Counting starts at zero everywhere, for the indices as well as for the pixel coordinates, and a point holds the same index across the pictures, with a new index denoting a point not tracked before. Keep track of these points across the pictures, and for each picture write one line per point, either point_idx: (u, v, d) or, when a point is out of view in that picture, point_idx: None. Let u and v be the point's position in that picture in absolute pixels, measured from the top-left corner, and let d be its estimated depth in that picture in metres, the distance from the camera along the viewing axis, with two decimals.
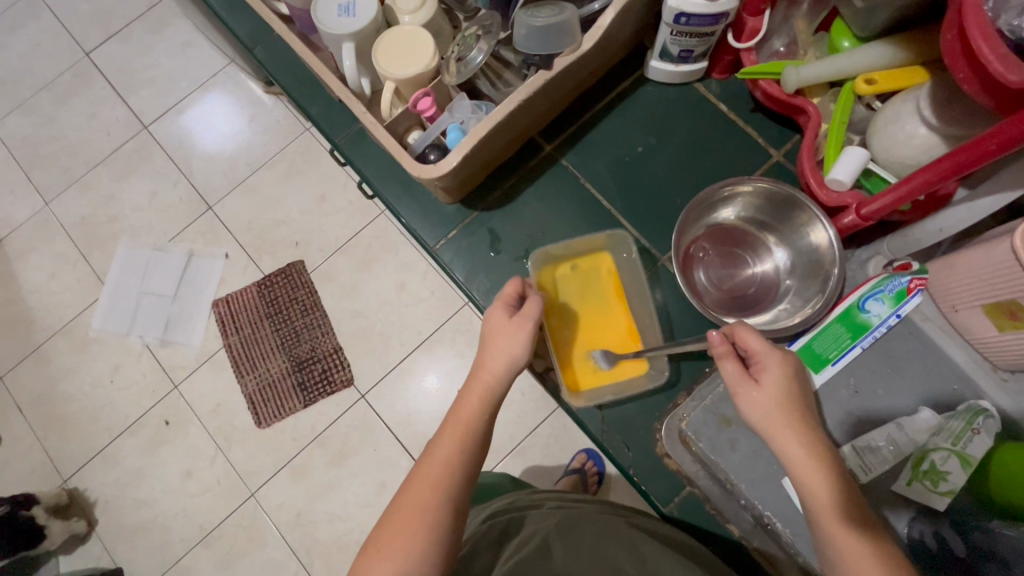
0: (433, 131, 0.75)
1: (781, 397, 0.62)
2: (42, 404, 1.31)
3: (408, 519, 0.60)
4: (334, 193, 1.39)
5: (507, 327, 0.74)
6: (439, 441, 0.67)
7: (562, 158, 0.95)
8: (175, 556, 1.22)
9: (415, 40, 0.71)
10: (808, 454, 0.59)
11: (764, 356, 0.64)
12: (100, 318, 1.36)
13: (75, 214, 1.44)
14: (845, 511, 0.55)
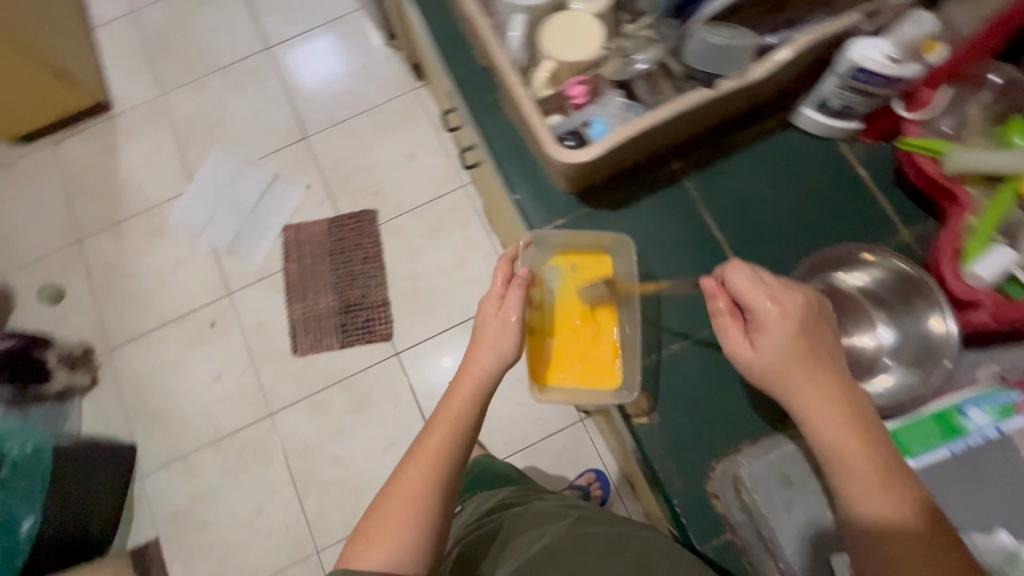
0: (576, 119, 0.72)
1: (784, 352, 0.60)
2: (108, 275, 1.40)
3: (393, 513, 0.64)
4: (423, 156, 1.43)
5: (501, 320, 0.75)
6: (424, 435, 0.70)
7: (684, 181, 0.84)
8: (184, 450, 1.26)
9: (588, 28, 0.72)
10: (824, 421, 0.58)
11: (755, 315, 0.62)
12: (180, 212, 1.43)
13: (183, 111, 1.52)
14: (857, 482, 0.56)
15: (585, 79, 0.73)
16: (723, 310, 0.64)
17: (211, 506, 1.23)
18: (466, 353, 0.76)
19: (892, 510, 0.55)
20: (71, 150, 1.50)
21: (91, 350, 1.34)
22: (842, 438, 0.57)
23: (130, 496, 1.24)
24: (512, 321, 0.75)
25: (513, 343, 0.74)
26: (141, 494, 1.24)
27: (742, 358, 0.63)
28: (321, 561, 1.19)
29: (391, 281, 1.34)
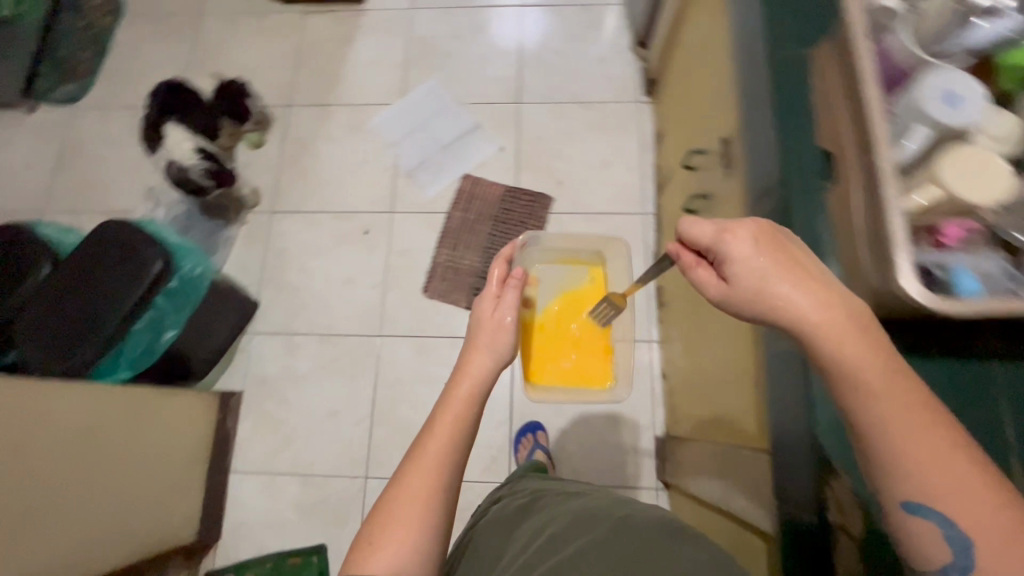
0: (935, 257, 0.46)
1: (756, 274, 0.51)
2: (299, 146, 1.49)
3: (388, 528, 0.60)
4: (618, 167, 1.41)
5: (496, 319, 0.76)
6: (420, 444, 0.66)
7: (999, 365, 0.51)
8: (294, 328, 1.34)
9: (996, 160, 0.47)
10: (821, 332, 0.48)
11: (723, 247, 0.54)
12: (381, 119, 1.50)
13: (422, 31, 1.58)
14: (873, 401, 0.45)
15: (968, 220, 0.47)
16: (693, 265, 0.58)
17: (297, 389, 1.29)
18: (460, 360, 0.73)
19: (913, 422, 0.44)
20: (313, 26, 1.60)
21: (258, 206, 1.44)
22: (849, 353, 0.47)
23: (236, 346, 1.33)
24: (506, 321, 0.75)
25: (511, 342, 0.74)
26: (245, 348, 1.33)
27: (724, 295, 0.54)
28: (366, 486, 1.22)
29: None
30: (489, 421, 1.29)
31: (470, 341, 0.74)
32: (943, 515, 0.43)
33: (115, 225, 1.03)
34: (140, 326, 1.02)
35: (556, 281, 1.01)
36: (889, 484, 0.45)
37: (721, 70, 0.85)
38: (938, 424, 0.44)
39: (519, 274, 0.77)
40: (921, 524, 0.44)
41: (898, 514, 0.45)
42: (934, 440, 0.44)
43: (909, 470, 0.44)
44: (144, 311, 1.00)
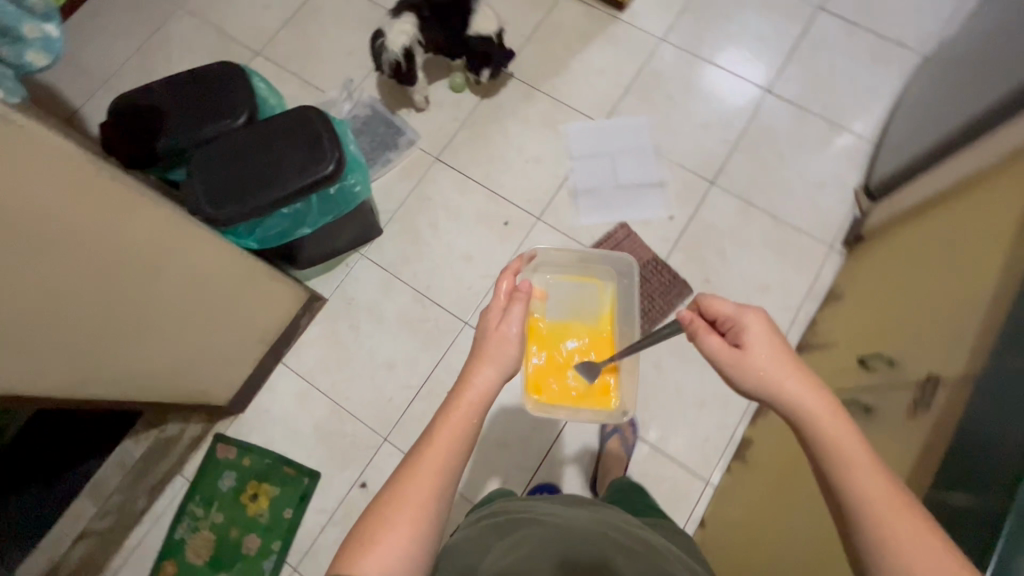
0: None
1: (767, 348, 0.64)
2: (491, 112, 1.48)
3: (384, 528, 0.57)
4: (773, 299, 1.30)
5: (500, 330, 0.73)
6: (418, 450, 0.63)
7: None
8: (398, 272, 1.36)
9: None
10: (811, 413, 0.59)
11: (741, 319, 0.67)
12: (576, 127, 1.46)
13: (660, 66, 1.52)
14: (853, 475, 0.54)
15: None
16: (701, 330, 0.69)
17: (371, 327, 1.32)
18: (465, 371, 0.70)
19: (889, 505, 0.51)
20: (563, 9, 1.57)
21: (428, 147, 1.46)
22: (831, 432, 0.57)
23: (343, 258, 1.37)
24: (510, 333, 0.72)
25: (516, 352, 0.72)
26: (350, 264, 1.37)
27: (729, 358, 0.65)
28: (380, 447, 1.24)
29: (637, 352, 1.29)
30: (513, 458, 1.25)
31: (475, 353, 0.72)
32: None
33: (315, 115, 1.07)
34: (286, 212, 1.06)
35: (564, 297, 1.02)
36: (875, 561, 0.50)
37: (968, 305, 0.74)
38: (914, 512, 0.50)
39: (526, 289, 0.75)
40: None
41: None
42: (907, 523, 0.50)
43: (891, 549, 0.49)
44: (297, 201, 1.04)
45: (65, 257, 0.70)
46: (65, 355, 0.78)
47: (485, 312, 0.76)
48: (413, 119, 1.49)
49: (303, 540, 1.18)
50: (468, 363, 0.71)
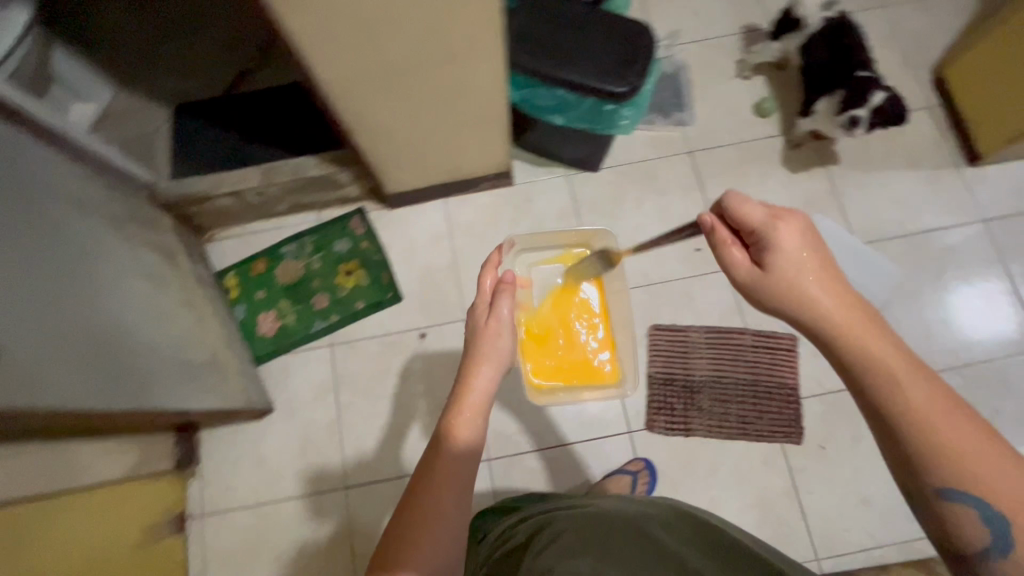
0: None
1: (795, 262, 0.70)
2: (767, 155, 1.41)
3: (415, 531, 0.63)
4: (859, 514, 1.19)
5: (495, 330, 0.80)
6: (429, 459, 0.70)
7: None
8: (583, 211, 1.38)
9: None
10: (851, 335, 0.65)
11: (770, 226, 0.72)
12: (828, 226, 1.35)
13: (955, 240, 1.34)
14: (883, 381, 0.62)
15: None
16: (727, 241, 0.76)
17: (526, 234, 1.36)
18: (461, 382, 0.76)
19: (942, 418, 0.59)
20: (914, 120, 1.41)
21: (692, 138, 1.42)
22: (876, 352, 0.64)
23: (552, 165, 1.40)
24: (504, 331, 0.80)
25: (509, 347, 0.80)
26: (553, 173, 1.40)
27: (756, 273, 0.73)
28: (456, 321, 1.32)
29: (706, 442, 1.23)
30: (538, 421, 1.25)
31: (473, 352, 0.79)
32: (977, 500, 0.57)
33: (646, 40, 1.06)
34: (558, 93, 1.08)
35: (549, 279, 1.23)
36: (933, 476, 0.58)
37: None
38: (959, 416, 0.59)
39: (510, 280, 0.83)
40: (962, 510, 0.57)
41: (936, 500, 0.59)
42: (953, 433, 0.58)
43: (935, 451, 0.58)
44: (576, 91, 1.05)
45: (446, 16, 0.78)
46: (356, 66, 0.84)
47: (473, 314, 0.84)
48: (699, 107, 1.45)
49: (353, 330, 1.31)
50: (466, 364, 0.78)
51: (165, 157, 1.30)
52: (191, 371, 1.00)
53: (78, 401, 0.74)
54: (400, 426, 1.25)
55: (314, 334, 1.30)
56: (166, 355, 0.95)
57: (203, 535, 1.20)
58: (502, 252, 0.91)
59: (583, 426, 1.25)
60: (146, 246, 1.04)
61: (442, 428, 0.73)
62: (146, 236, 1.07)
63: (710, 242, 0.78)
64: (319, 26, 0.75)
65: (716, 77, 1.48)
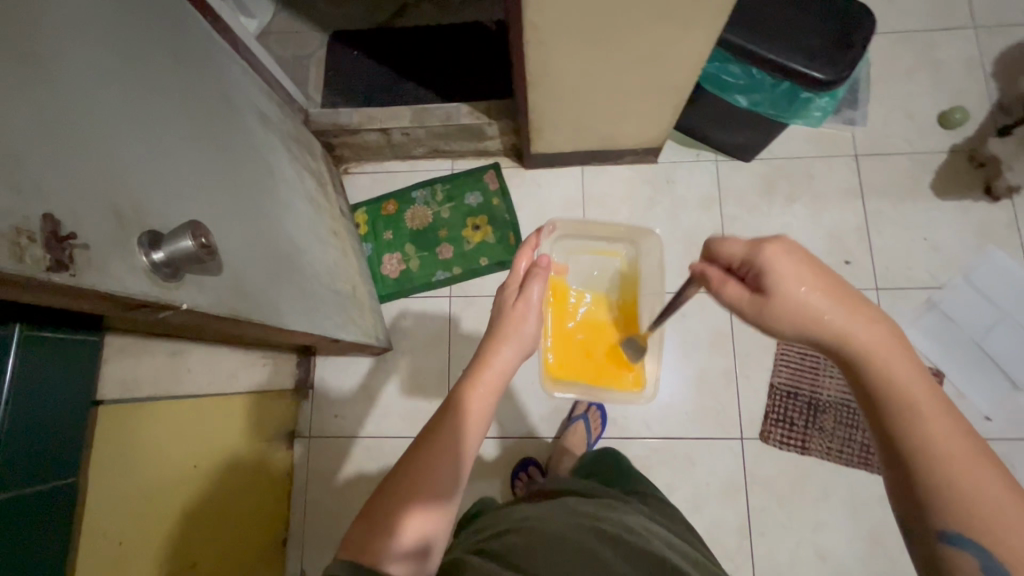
0: None
1: (801, 298, 0.57)
2: (943, 171, 1.28)
3: (404, 505, 0.57)
4: None
5: (523, 311, 0.78)
6: (430, 429, 0.64)
7: None
8: (726, 202, 1.30)
9: None
10: (863, 352, 0.54)
11: (756, 255, 0.60)
12: (1000, 261, 1.23)
13: None
14: (907, 423, 0.50)
15: None
16: (716, 275, 0.65)
17: (663, 216, 1.30)
18: (485, 350, 0.74)
19: (960, 453, 0.48)
20: None
21: (862, 140, 1.30)
22: (896, 371, 0.52)
23: (702, 149, 1.33)
24: (531, 311, 0.78)
25: (531, 332, 0.77)
26: (701, 156, 1.32)
27: (754, 306, 0.61)
28: None
29: (821, 465, 1.17)
30: (646, 409, 1.23)
31: (498, 331, 0.76)
32: (984, 549, 0.45)
33: (869, 28, 0.95)
34: (753, 72, 0.99)
35: (584, 269, 1.22)
36: (935, 513, 0.48)
37: None
38: (971, 446, 0.48)
39: (544, 263, 0.80)
40: (964, 558, 0.46)
41: (935, 543, 0.48)
42: (973, 469, 0.47)
43: (951, 503, 0.47)
44: (777, 75, 0.97)
45: None
46: (573, 17, 0.81)
47: (504, 292, 0.82)
48: (874, 108, 1.32)
49: (472, 285, 1.31)
50: (488, 343, 0.75)
51: (318, 84, 1.30)
52: (340, 301, 1.00)
53: (282, 309, 0.76)
54: (507, 388, 1.25)
55: (436, 283, 1.31)
56: (323, 284, 0.95)
57: (309, 454, 1.27)
58: (541, 233, 0.87)
59: (692, 424, 1.21)
60: (307, 173, 1.06)
61: (453, 394, 0.68)
62: (306, 161, 1.08)
63: (704, 277, 0.67)
64: None
65: (901, 76, 1.34)
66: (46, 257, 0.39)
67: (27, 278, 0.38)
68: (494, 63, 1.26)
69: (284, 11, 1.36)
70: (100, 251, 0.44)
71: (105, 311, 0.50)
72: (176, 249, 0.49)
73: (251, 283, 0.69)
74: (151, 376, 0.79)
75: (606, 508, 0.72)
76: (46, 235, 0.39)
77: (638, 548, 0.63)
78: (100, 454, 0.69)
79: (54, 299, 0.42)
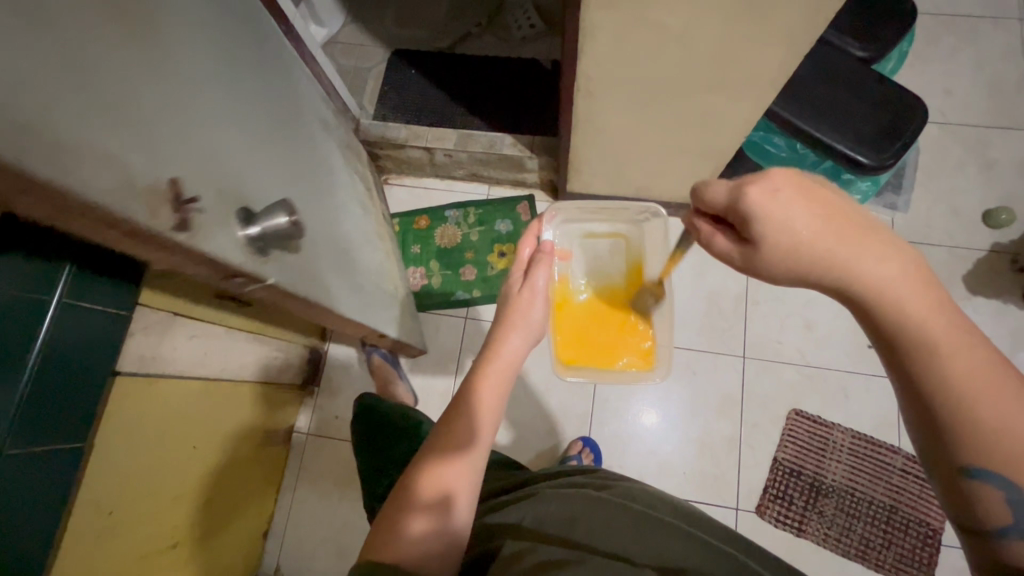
0: None
1: (805, 235, 0.49)
2: (981, 269, 1.25)
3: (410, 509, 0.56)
4: None
5: (527, 297, 0.72)
6: (439, 432, 0.63)
7: None
8: None
9: None
10: (871, 293, 0.48)
11: (739, 201, 0.52)
12: None
13: None
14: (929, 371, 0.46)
15: None
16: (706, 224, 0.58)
17: (687, 271, 1.31)
18: (492, 340, 0.70)
19: (985, 381, 0.45)
20: None
21: (900, 227, 1.29)
22: (918, 311, 0.47)
23: None
24: (535, 294, 0.72)
25: (541, 318, 0.72)
26: None
27: (746, 255, 0.54)
28: None
29: (817, 550, 1.13)
30: (643, 463, 1.21)
31: (502, 319, 0.71)
32: (1005, 480, 0.44)
33: (919, 120, 0.95)
34: (796, 146, 1.01)
35: (592, 255, 1.11)
36: (961, 453, 0.45)
37: None
38: (999, 380, 0.45)
39: (548, 249, 0.75)
40: (988, 492, 0.45)
41: (961, 481, 0.46)
42: (1002, 403, 0.44)
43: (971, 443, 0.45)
44: (820, 153, 0.98)
45: (737, 51, 0.75)
46: (621, 73, 0.83)
47: (510, 280, 0.76)
48: (918, 198, 1.31)
49: (489, 309, 1.32)
50: (495, 331, 0.71)
51: (373, 97, 1.35)
52: (386, 299, 1.04)
53: None
54: (507, 418, 1.25)
55: (454, 303, 1.32)
56: (373, 279, 0.99)
57: (303, 453, 1.28)
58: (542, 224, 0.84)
59: (688, 486, 1.19)
60: (357, 177, 1.10)
61: (463, 387, 0.66)
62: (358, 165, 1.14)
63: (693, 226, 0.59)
64: (612, 31, 0.75)
65: (948, 169, 1.32)
66: (167, 218, 0.44)
67: (156, 232, 0.43)
68: (544, 99, 1.30)
69: (353, 24, 1.43)
70: (202, 216, 0.49)
71: (203, 278, 0.54)
72: (271, 223, 0.57)
73: (308, 265, 0.72)
74: (167, 354, 0.82)
75: (613, 479, 0.73)
76: (168, 200, 0.45)
77: (652, 515, 0.63)
78: (108, 418, 0.72)
79: (169, 258, 0.47)
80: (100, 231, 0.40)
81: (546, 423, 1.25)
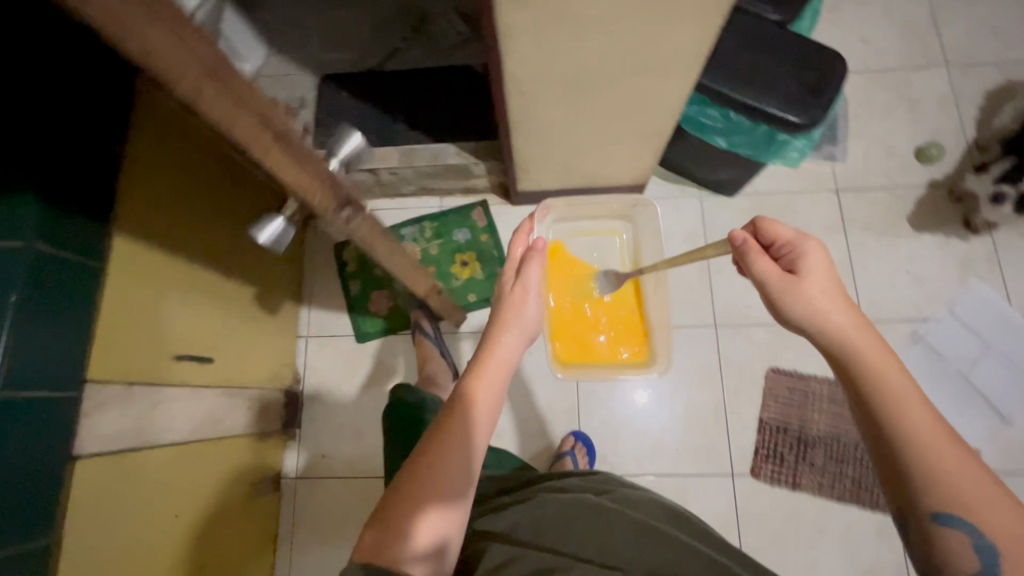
0: None
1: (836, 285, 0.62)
2: (923, 205, 1.30)
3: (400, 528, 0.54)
4: None
5: (524, 302, 0.70)
6: (431, 442, 0.59)
7: None
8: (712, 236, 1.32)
9: None
10: (855, 342, 0.57)
11: (800, 242, 0.65)
12: (984, 293, 1.24)
13: None
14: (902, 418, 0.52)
15: None
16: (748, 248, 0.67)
17: None
18: (484, 342, 0.68)
19: (944, 442, 0.50)
20: None
21: (842, 176, 1.33)
22: (890, 372, 0.54)
23: (687, 184, 1.35)
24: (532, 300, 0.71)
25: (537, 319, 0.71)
26: (685, 192, 1.34)
27: (783, 284, 0.63)
28: None
29: (814, 501, 1.16)
30: (636, 446, 1.22)
31: (497, 321, 0.70)
32: (967, 526, 0.48)
33: (841, 73, 0.98)
34: (731, 115, 1.03)
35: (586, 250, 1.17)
36: (924, 497, 0.50)
37: None
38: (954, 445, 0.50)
39: (540, 246, 0.74)
40: (951, 535, 0.49)
41: (926, 525, 0.50)
42: (955, 464, 0.49)
43: (931, 491, 0.49)
44: (754, 119, 1.00)
45: (658, 32, 0.76)
46: (550, 69, 0.83)
47: (501, 280, 0.75)
48: (856, 145, 1.35)
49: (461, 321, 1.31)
50: (490, 332, 0.69)
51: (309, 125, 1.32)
52: None
53: None
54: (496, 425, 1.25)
55: None
56: None
57: (295, 498, 1.25)
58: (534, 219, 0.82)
59: (682, 460, 1.20)
60: None
61: (455, 392, 0.63)
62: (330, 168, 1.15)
63: (733, 248, 0.68)
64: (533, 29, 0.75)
65: (878, 113, 1.37)
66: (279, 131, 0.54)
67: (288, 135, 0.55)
68: (482, 103, 1.29)
69: (276, 54, 1.40)
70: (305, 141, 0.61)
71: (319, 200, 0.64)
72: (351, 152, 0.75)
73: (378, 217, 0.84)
74: (134, 426, 0.78)
75: (615, 484, 0.73)
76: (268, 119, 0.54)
77: (651, 521, 0.63)
78: (74, 509, 0.68)
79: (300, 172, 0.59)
80: (256, 137, 0.52)
81: (535, 423, 1.25)
